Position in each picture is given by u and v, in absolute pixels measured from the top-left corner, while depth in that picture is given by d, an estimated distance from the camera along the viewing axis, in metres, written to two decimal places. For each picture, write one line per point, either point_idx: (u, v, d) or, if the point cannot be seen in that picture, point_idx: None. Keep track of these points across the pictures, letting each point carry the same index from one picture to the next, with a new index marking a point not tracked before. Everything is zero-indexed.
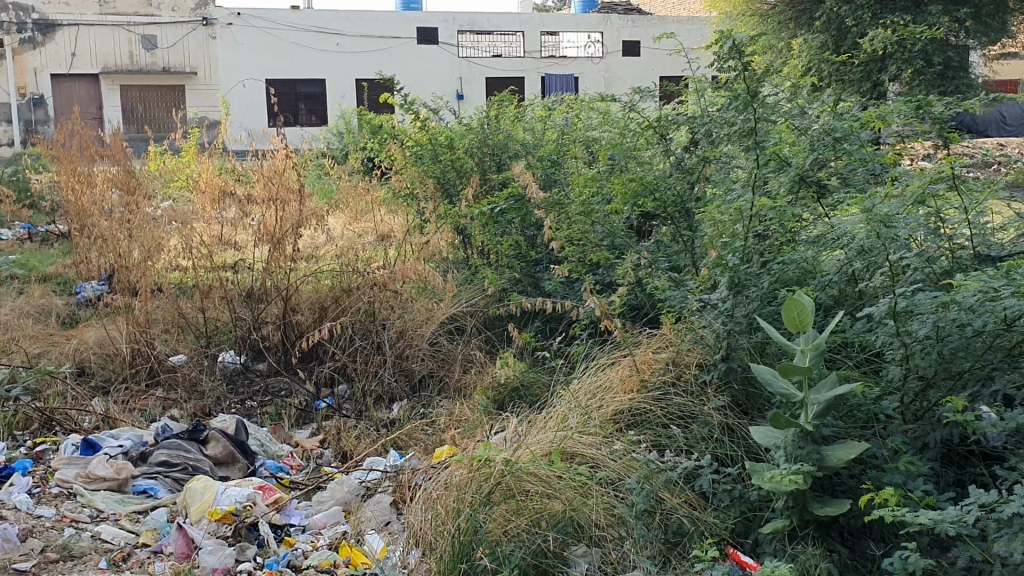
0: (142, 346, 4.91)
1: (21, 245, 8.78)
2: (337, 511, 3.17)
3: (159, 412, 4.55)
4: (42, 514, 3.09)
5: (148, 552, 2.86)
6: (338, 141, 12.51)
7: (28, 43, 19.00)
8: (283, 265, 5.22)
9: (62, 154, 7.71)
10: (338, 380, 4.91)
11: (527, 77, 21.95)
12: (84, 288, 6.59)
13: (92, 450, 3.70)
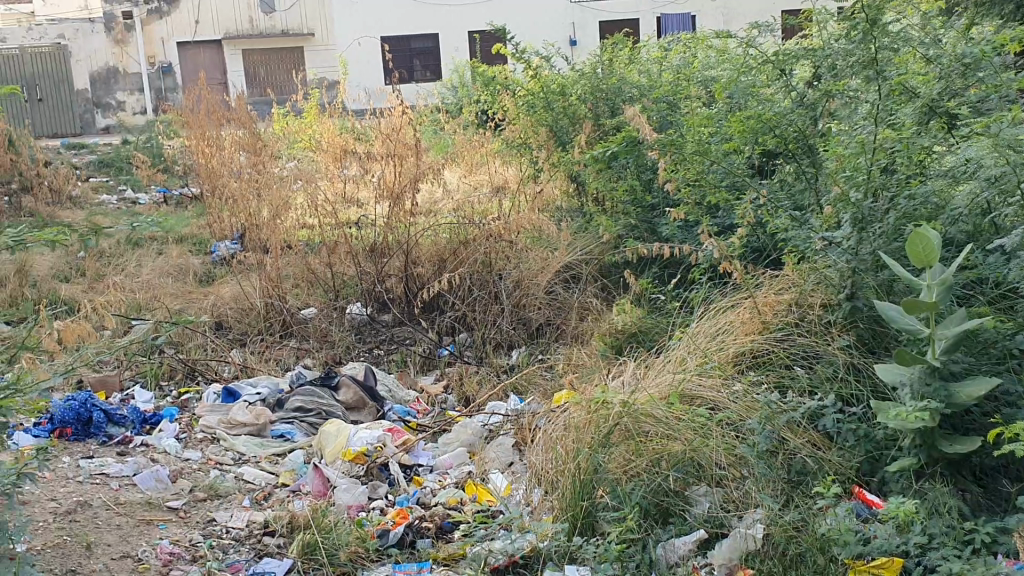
0: (276, 300, 5.16)
1: (158, 208, 9.25)
2: (462, 452, 3.27)
3: (293, 361, 4.78)
4: (190, 457, 3.31)
5: (287, 491, 3.02)
6: (452, 95, 12.55)
7: (155, 13, 19.78)
8: (402, 224, 5.34)
9: (191, 119, 8.06)
10: (460, 329, 5.01)
11: (641, 19, 21.35)
12: (218, 246, 6.89)
13: (233, 398, 3.93)
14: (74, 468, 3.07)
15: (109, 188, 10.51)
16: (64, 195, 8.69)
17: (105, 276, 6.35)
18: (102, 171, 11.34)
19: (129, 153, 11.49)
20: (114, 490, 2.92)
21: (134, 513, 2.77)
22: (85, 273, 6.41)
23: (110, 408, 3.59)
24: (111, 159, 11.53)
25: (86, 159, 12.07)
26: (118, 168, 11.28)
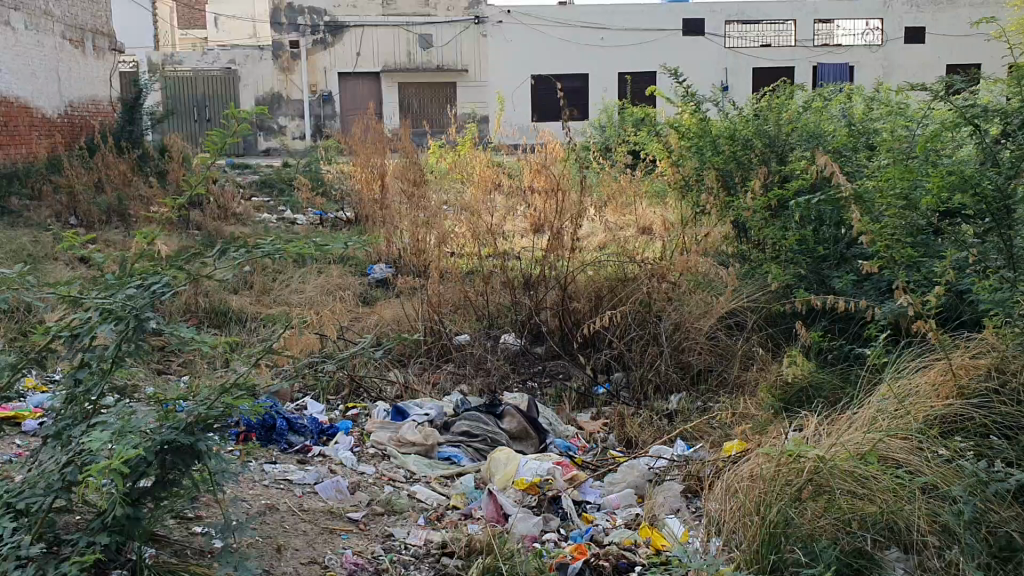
0: (437, 324, 5.18)
1: (315, 228, 9.56)
2: (630, 493, 3.24)
3: (451, 386, 4.83)
4: (365, 471, 3.40)
5: (460, 514, 3.07)
6: (599, 132, 12.61)
7: (319, 44, 20.36)
8: (561, 253, 5.37)
9: (356, 144, 8.32)
10: (615, 368, 4.94)
11: (797, 68, 20.96)
12: (374, 268, 7.05)
13: (401, 416, 4.02)
14: (261, 472, 3.21)
15: (271, 208, 10.97)
16: (230, 211, 9.11)
17: (271, 291, 6.59)
18: (263, 190, 11.91)
19: (290, 175, 12.00)
20: (299, 496, 3.04)
21: (317, 521, 2.87)
22: (252, 285, 6.67)
23: (292, 416, 3.77)
24: (272, 180, 12.06)
25: (249, 178, 12.67)
26: (279, 189, 11.81)
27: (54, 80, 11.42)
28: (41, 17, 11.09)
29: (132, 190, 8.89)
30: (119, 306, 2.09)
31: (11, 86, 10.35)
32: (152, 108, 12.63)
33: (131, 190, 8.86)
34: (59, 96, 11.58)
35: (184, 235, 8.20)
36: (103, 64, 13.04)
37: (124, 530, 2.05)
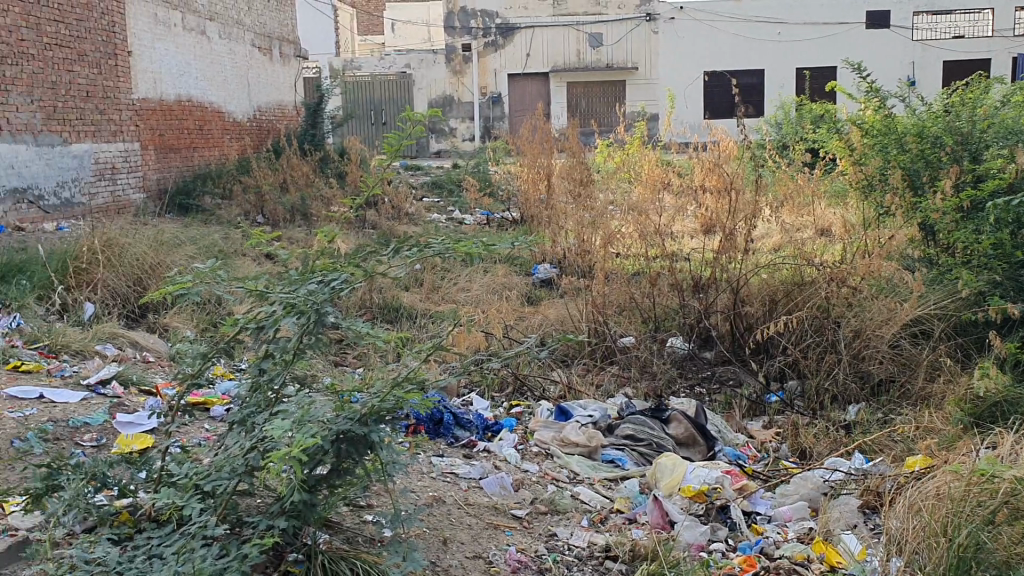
0: (602, 324, 5.12)
1: (484, 228, 9.71)
2: (803, 506, 3.10)
3: (616, 388, 4.78)
4: (528, 469, 3.41)
5: (624, 518, 3.03)
6: (775, 131, 12.21)
7: (491, 46, 20.71)
8: (732, 255, 5.14)
9: (525, 145, 8.39)
10: (789, 375, 4.77)
11: (994, 60, 19.62)
12: (539, 268, 7.08)
13: (565, 417, 4.01)
14: (428, 464, 3.29)
15: (441, 208, 11.25)
16: (403, 211, 9.39)
17: (439, 289, 6.73)
18: (434, 191, 12.20)
19: (460, 176, 12.27)
20: (464, 490, 3.09)
21: (482, 516, 2.89)
22: (422, 283, 6.83)
23: (458, 411, 3.83)
24: (443, 181, 12.37)
25: (421, 179, 13.02)
26: (449, 190, 12.07)
27: (244, 87, 12.13)
28: (234, 27, 11.82)
29: (313, 191, 9.33)
30: (301, 300, 2.15)
31: (206, 93, 11.07)
32: (333, 112, 13.21)
33: (312, 191, 9.28)
34: (248, 101, 12.29)
35: (359, 234, 8.52)
36: (288, 70, 13.75)
37: (301, 515, 2.13)
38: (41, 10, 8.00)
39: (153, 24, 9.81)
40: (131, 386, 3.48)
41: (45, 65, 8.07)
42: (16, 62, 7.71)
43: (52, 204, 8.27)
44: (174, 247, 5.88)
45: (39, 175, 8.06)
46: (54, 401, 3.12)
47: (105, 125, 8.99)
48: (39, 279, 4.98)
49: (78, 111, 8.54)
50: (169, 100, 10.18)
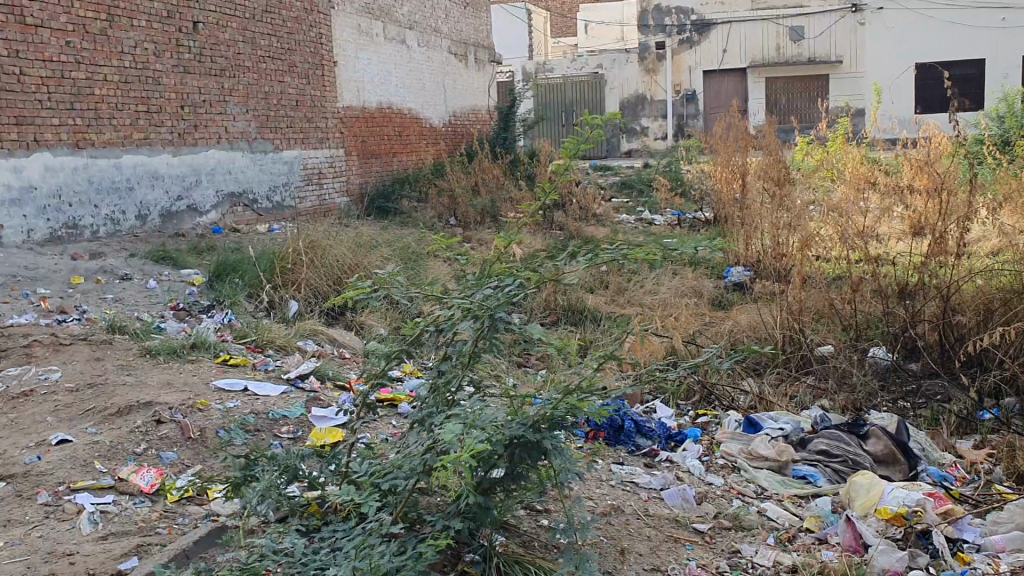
0: (796, 332, 4.85)
1: (674, 229, 9.53)
2: (1018, 536, 2.83)
3: (810, 400, 4.53)
4: (713, 482, 3.30)
5: (814, 538, 2.87)
6: (997, 124, 11.22)
7: (686, 43, 19.90)
8: (944, 259, 4.74)
9: (718, 144, 8.17)
10: (1005, 392, 4.38)
11: None
12: (731, 271, 6.77)
13: (754, 428, 3.85)
14: (608, 472, 3.25)
15: (631, 209, 11.16)
16: (592, 212, 9.35)
17: (626, 291, 6.61)
18: (624, 192, 12.12)
19: (651, 176, 12.14)
20: (644, 500, 3.03)
21: (662, 528, 2.82)
22: (608, 285, 6.76)
23: (641, 419, 3.77)
24: (633, 181, 12.28)
25: (611, 180, 12.96)
26: (639, 190, 11.96)
27: (440, 91, 12.51)
28: (432, 35, 12.22)
29: (504, 193, 9.49)
30: (476, 305, 2.16)
31: (405, 99, 11.50)
32: (525, 114, 13.39)
33: (503, 194, 9.44)
34: (444, 106, 12.67)
35: (548, 235, 8.57)
36: (484, 75, 14.07)
37: (476, 517, 2.12)
38: (256, 24, 8.56)
39: (357, 35, 10.29)
40: (327, 380, 3.61)
41: (259, 77, 8.64)
42: (234, 74, 8.29)
43: (265, 207, 8.86)
44: (371, 249, 6.12)
45: (254, 181, 8.64)
46: (257, 393, 3.30)
47: (313, 132, 9.52)
48: (250, 277, 5.34)
49: (288, 119, 9.09)
50: (371, 107, 10.64)
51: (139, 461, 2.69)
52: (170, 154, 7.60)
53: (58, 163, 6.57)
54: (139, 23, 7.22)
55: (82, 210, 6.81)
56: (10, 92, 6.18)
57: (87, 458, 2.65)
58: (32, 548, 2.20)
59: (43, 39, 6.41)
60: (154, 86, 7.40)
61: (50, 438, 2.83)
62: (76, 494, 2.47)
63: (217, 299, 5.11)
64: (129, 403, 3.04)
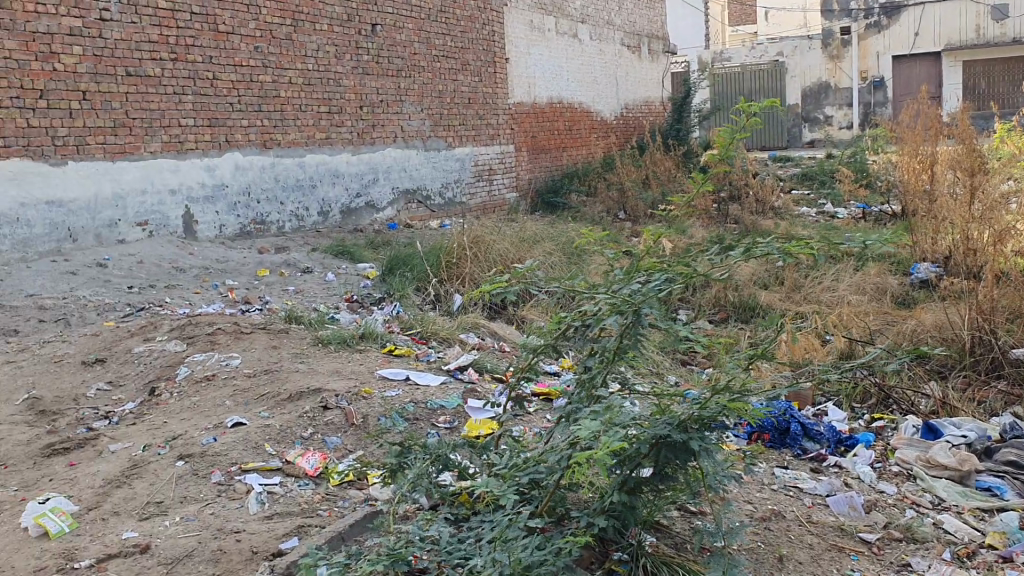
0: (986, 333, 4.48)
1: (857, 223, 9.07)
2: None
3: (1001, 406, 4.17)
4: (884, 490, 3.12)
5: (996, 555, 2.64)
6: None
7: (873, 26, 18.71)
8: None
9: (906, 133, 7.70)
10: None
11: None
12: (918, 267, 6.35)
13: (933, 435, 3.60)
14: (770, 476, 3.15)
15: (811, 201, 10.71)
16: (768, 205, 9.03)
17: (801, 287, 6.31)
18: (804, 184, 11.66)
19: (833, 167, 11.62)
20: (807, 506, 2.90)
21: (825, 536, 2.69)
22: (782, 281, 6.49)
23: (808, 421, 3.61)
24: (814, 172, 11.80)
25: (791, 172, 12.47)
26: (820, 182, 11.46)
27: (612, 84, 12.43)
28: (604, 28, 12.16)
29: (676, 186, 9.33)
30: (623, 300, 2.12)
31: (577, 94, 11.51)
32: (700, 105, 13.10)
33: (674, 187, 9.27)
34: (617, 99, 12.59)
35: (720, 229, 8.35)
36: (657, 66, 13.87)
37: (621, 516, 2.09)
38: (431, 25, 8.78)
39: (528, 31, 10.38)
40: (485, 373, 3.65)
41: (434, 75, 8.87)
42: (409, 74, 8.55)
43: (438, 203, 9.12)
44: (537, 243, 6.15)
45: (427, 177, 8.90)
46: (418, 383, 3.38)
47: (484, 128, 9.69)
48: (418, 272, 5.49)
49: (461, 117, 9.30)
50: (542, 103, 10.72)
51: (305, 445, 2.82)
52: (349, 153, 7.95)
53: (247, 162, 7.02)
54: (321, 27, 7.56)
55: (268, 207, 7.25)
56: (205, 96, 6.66)
57: (258, 440, 2.80)
58: (204, 525, 2.35)
59: (235, 45, 6.84)
60: (335, 87, 7.74)
61: (226, 420, 3.01)
62: (246, 475, 2.63)
63: (387, 291, 5.28)
64: (299, 389, 3.20)
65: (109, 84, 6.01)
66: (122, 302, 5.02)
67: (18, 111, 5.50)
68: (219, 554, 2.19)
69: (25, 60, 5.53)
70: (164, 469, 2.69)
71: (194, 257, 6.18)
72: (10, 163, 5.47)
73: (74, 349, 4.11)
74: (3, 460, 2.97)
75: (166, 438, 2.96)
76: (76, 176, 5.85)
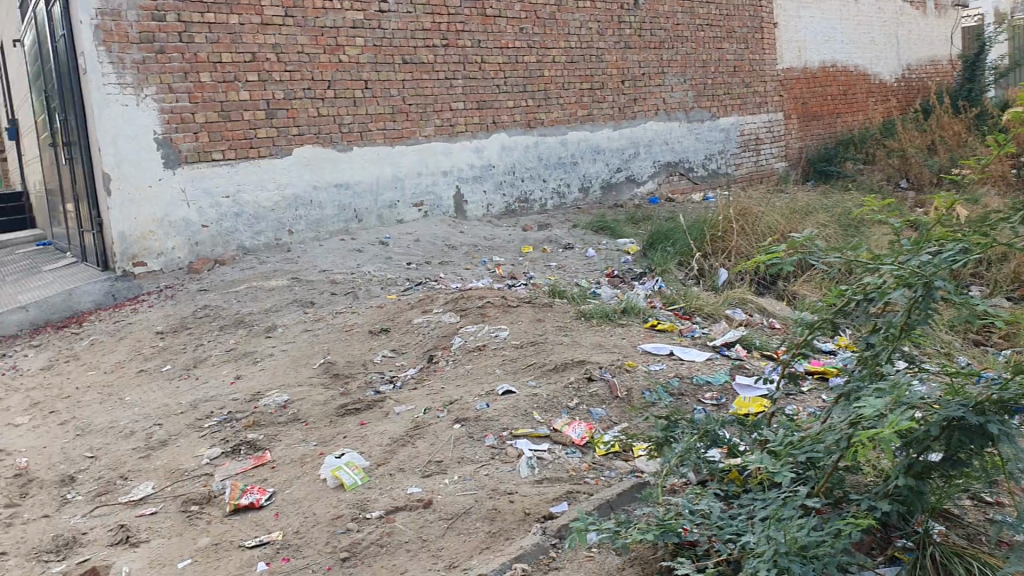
0: None
1: None
2: None
3: None
4: None
5: None
6: None
7: None
8: None
9: None
10: None
11: None
12: None
13: None
14: None
15: None
16: None
17: None
18: None
19: None
20: None
21: None
22: None
23: None
24: None
25: None
26: None
27: (893, 44, 11.59)
28: None
29: (965, 150, 8.55)
30: (911, 272, 1.97)
31: (852, 56, 10.83)
32: (997, 61, 11.89)
33: (963, 151, 8.50)
34: (898, 61, 11.72)
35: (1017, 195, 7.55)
36: (946, 22, 12.74)
37: (907, 501, 1.94)
38: None
39: None
40: (753, 350, 3.54)
41: (698, 45, 8.69)
42: (672, 45, 8.42)
43: (701, 175, 8.98)
44: (808, 215, 5.87)
45: (690, 150, 8.79)
46: (683, 357, 3.34)
47: (751, 97, 9.39)
48: (682, 246, 5.42)
49: (726, 86, 9.06)
50: (813, 68, 10.20)
51: (572, 414, 2.88)
52: (611, 128, 8.00)
53: (513, 142, 7.26)
54: (584, 4, 7.62)
55: (533, 185, 7.47)
56: (474, 79, 6.94)
57: (527, 408, 2.89)
58: (480, 485, 2.47)
59: (501, 28, 7.07)
60: (598, 63, 7.80)
61: (498, 388, 3.15)
62: (517, 440, 2.73)
63: (649, 266, 5.26)
64: (566, 360, 3.27)
65: (388, 72, 6.42)
66: (402, 277, 5.36)
67: (310, 101, 6.03)
68: (494, 513, 2.30)
69: (315, 53, 6.03)
70: (442, 431, 2.85)
71: (464, 234, 6.49)
72: (304, 150, 6.02)
73: (362, 319, 4.45)
74: (305, 418, 3.29)
75: (444, 402, 3.14)
76: (359, 160, 6.33)
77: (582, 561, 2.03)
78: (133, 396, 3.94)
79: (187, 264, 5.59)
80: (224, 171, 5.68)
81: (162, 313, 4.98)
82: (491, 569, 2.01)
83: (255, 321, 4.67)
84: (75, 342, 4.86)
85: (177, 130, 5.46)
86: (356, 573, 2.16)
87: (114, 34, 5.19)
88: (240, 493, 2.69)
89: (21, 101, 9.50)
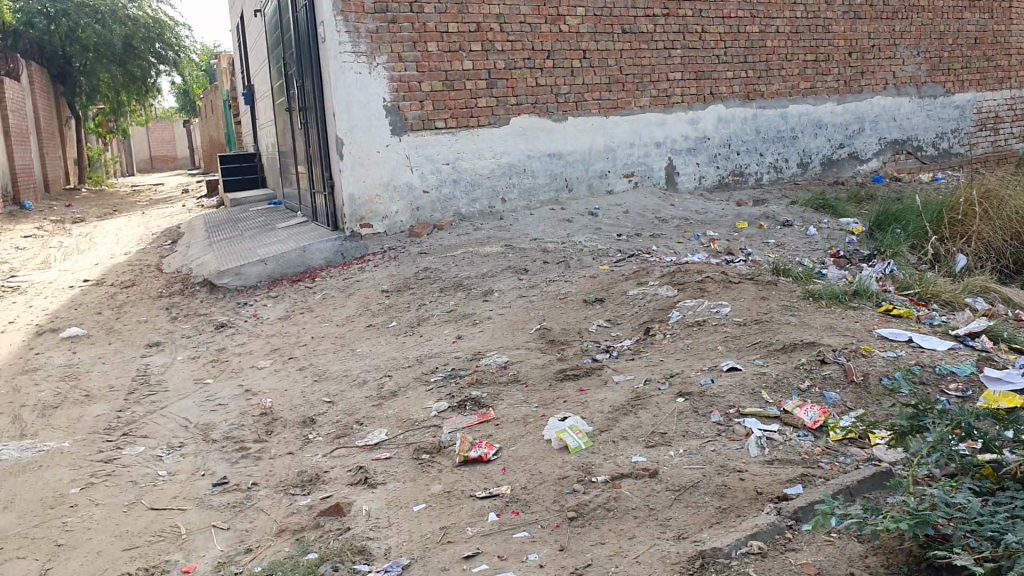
0: None
1: None
2: None
3: None
4: None
5: None
6: None
7: None
8: None
9: None
10: None
11: None
12: None
13: None
14: None
15: None
16: None
17: None
18: None
19: None
20: None
21: None
22: None
23: None
24: None
25: None
26: None
27: None
28: None
29: None
30: None
31: None
32: None
33: None
34: None
35: None
36: None
37: None
38: None
39: None
40: (1000, 342, 3.30)
41: (936, 15, 8.12)
42: (907, 15, 7.91)
43: (931, 154, 8.46)
44: None
45: (919, 127, 8.29)
46: (922, 345, 3.17)
47: (992, 71, 8.71)
48: (914, 229, 5.13)
49: (964, 59, 8.45)
50: None
51: (803, 396, 2.80)
52: (834, 102, 7.66)
53: (729, 114, 7.10)
54: None
55: (748, 159, 7.29)
56: (693, 50, 6.81)
57: (754, 387, 2.85)
58: (707, 459, 2.46)
59: None
60: (824, 34, 7.45)
61: (722, 364, 3.11)
62: (745, 419, 2.69)
63: (878, 247, 5.01)
64: (794, 341, 3.18)
65: (607, 43, 6.41)
66: (613, 248, 5.37)
67: (530, 72, 6.12)
68: (723, 489, 2.28)
69: (537, 24, 6.10)
70: (665, 404, 2.86)
71: (676, 207, 6.43)
72: (521, 119, 6.13)
73: (576, 288, 4.51)
74: (525, 379, 3.38)
75: (665, 375, 3.14)
76: (574, 130, 6.38)
77: (820, 545, 1.98)
78: (362, 349, 4.18)
79: (409, 227, 5.86)
80: (446, 139, 5.88)
81: (387, 273, 5.24)
82: (726, 545, 2.00)
83: (473, 285, 4.82)
84: (309, 295, 5.21)
85: (405, 98, 5.69)
86: (584, 534, 2.21)
87: (352, 4, 5.45)
88: (469, 446, 2.81)
89: (259, 68, 10.16)
